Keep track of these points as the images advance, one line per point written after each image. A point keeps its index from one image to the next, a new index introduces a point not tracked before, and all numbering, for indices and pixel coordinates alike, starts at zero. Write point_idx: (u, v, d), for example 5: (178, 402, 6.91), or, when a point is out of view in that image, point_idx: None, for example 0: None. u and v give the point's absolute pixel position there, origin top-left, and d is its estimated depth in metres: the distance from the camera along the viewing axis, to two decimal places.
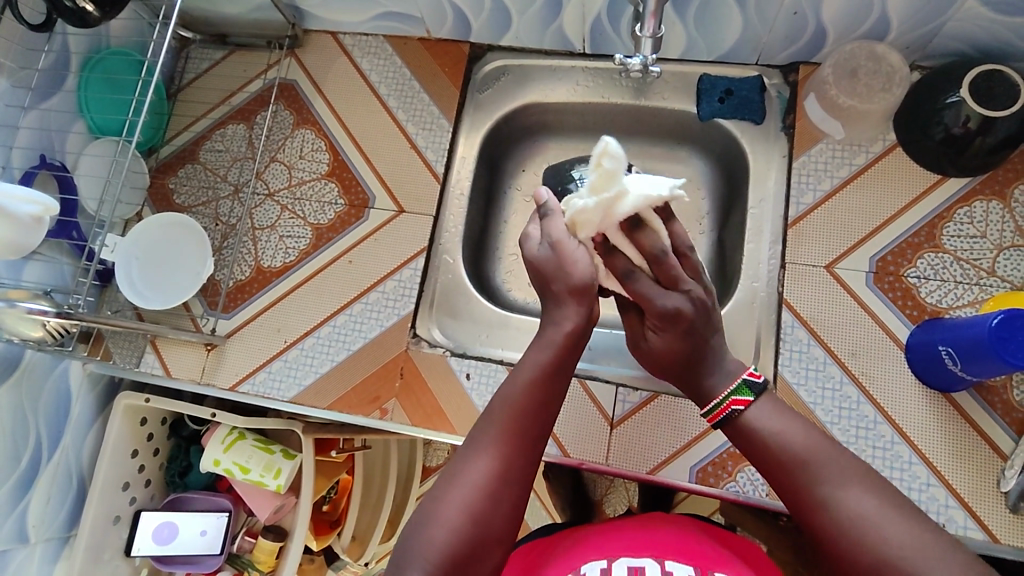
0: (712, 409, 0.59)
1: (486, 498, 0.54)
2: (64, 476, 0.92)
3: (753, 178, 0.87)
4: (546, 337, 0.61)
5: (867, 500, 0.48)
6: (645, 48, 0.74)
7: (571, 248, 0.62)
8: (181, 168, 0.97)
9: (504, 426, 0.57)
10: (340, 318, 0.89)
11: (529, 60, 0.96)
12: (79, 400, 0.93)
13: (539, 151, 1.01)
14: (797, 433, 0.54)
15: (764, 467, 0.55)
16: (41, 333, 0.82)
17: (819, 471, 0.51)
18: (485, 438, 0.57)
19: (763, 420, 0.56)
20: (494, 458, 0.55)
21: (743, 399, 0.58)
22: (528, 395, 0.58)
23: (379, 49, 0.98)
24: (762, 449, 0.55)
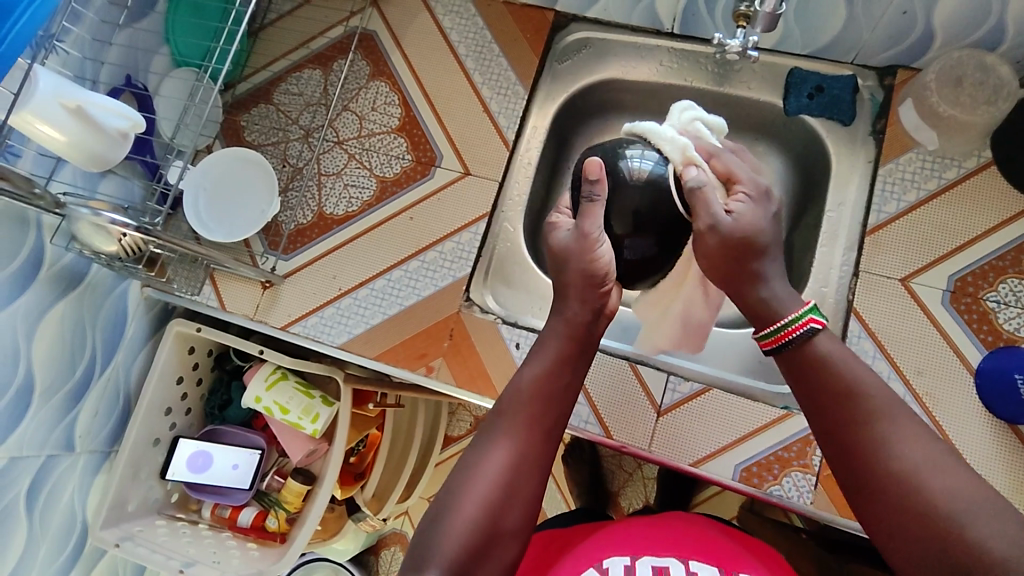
0: (777, 330, 0.57)
1: (502, 488, 0.56)
2: (112, 393, 0.95)
3: (835, 180, 0.84)
4: (555, 330, 0.66)
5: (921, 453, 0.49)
6: (760, 24, 0.70)
7: (597, 244, 0.66)
8: (254, 106, 0.98)
9: (520, 418, 0.60)
10: (396, 273, 0.89)
11: (613, 35, 0.94)
12: (134, 320, 0.96)
13: (610, 130, 1.00)
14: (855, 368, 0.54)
15: (822, 406, 0.54)
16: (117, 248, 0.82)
17: (883, 412, 0.51)
18: (500, 424, 0.60)
19: (825, 349, 0.55)
20: (508, 448, 0.58)
21: (818, 319, 0.56)
22: (540, 390, 0.62)
23: (462, 8, 0.97)
24: (826, 387, 0.54)
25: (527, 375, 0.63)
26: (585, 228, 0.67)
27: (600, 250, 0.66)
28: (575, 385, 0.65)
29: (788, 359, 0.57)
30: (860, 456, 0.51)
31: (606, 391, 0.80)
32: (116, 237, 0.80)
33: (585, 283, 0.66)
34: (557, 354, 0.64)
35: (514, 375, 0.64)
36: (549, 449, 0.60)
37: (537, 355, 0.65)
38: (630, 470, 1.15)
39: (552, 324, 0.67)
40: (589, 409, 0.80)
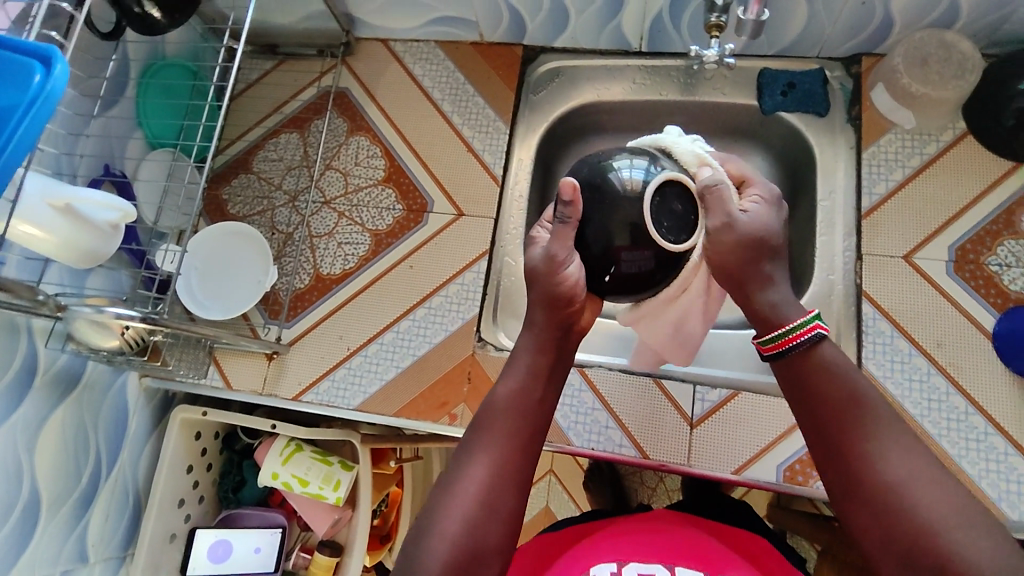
0: (784, 333, 0.52)
1: (484, 504, 0.52)
2: (121, 493, 0.90)
3: (822, 169, 0.85)
4: (525, 343, 0.62)
5: (910, 465, 0.46)
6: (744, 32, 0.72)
7: (570, 266, 0.60)
8: (235, 178, 0.97)
9: (498, 431, 0.56)
10: (404, 323, 0.87)
11: (583, 60, 0.97)
12: (136, 413, 0.92)
13: (592, 152, 1.00)
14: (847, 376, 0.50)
15: (815, 412, 0.51)
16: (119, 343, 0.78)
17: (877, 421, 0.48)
18: (478, 439, 0.56)
19: (830, 355, 0.52)
20: (489, 463, 0.54)
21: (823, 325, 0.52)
22: (516, 400, 0.58)
23: (431, 54, 0.99)
24: (823, 392, 0.51)
25: (504, 387, 0.59)
26: (553, 250, 0.60)
27: (571, 270, 0.60)
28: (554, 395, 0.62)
29: (787, 365, 0.53)
30: (847, 463, 0.48)
31: (636, 412, 0.79)
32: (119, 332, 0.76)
33: (552, 301, 0.60)
34: (534, 363, 0.61)
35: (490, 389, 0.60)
36: (530, 463, 0.56)
37: (511, 366, 0.61)
38: (652, 485, 1.12)
39: (524, 334, 0.63)
40: (621, 432, 0.78)
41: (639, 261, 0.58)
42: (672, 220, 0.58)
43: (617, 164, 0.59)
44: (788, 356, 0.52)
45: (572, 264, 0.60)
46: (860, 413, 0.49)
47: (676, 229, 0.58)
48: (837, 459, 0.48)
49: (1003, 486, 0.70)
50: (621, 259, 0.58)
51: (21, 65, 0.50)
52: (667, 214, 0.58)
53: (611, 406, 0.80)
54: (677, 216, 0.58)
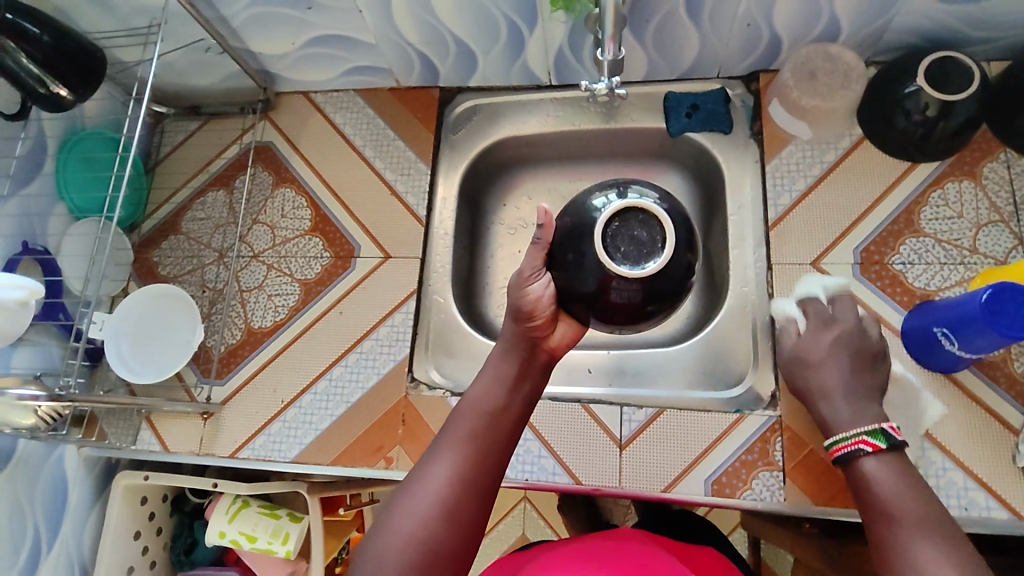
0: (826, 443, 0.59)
1: (440, 506, 0.54)
2: (65, 568, 0.89)
3: (730, 186, 0.87)
4: (495, 354, 0.64)
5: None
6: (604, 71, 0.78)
7: (535, 283, 0.62)
8: (164, 240, 0.98)
9: (462, 437, 0.59)
10: (336, 370, 0.89)
11: (498, 98, 0.99)
12: (77, 484, 0.91)
13: (517, 183, 1.02)
14: (902, 500, 0.53)
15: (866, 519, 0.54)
16: (34, 420, 0.82)
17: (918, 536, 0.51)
18: (443, 444, 0.59)
19: (875, 471, 0.55)
20: (450, 467, 0.56)
21: (872, 441, 0.56)
22: (483, 408, 0.60)
23: (351, 103, 1.02)
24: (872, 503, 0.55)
25: (471, 397, 0.61)
26: (522, 268, 0.63)
27: (535, 286, 0.62)
28: (525, 408, 0.63)
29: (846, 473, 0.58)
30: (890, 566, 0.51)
31: (568, 439, 0.80)
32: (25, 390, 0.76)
33: (515, 315, 0.63)
34: (502, 374, 0.63)
35: (461, 397, 0.63)
36: (492, 471, 0.58)
37: (483, 375, 0.64)
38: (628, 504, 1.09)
39: (496, 347, 0.65)
40: (553, 459, 0.79)
41: (627, 291, 0.57)
42: (632, 247, 0.57)
43: (594, 202, 0.58)
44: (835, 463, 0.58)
45: (539, 282, 0.62)
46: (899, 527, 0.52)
47: (637, 255, 0.57)
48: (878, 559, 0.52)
49: (923, 481, 0.72)
50: (611, 287, 0.57)
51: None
52: (626, 239, 0.57)
53: (543, 435, 0.80)
54: (637, 242, 0.57)
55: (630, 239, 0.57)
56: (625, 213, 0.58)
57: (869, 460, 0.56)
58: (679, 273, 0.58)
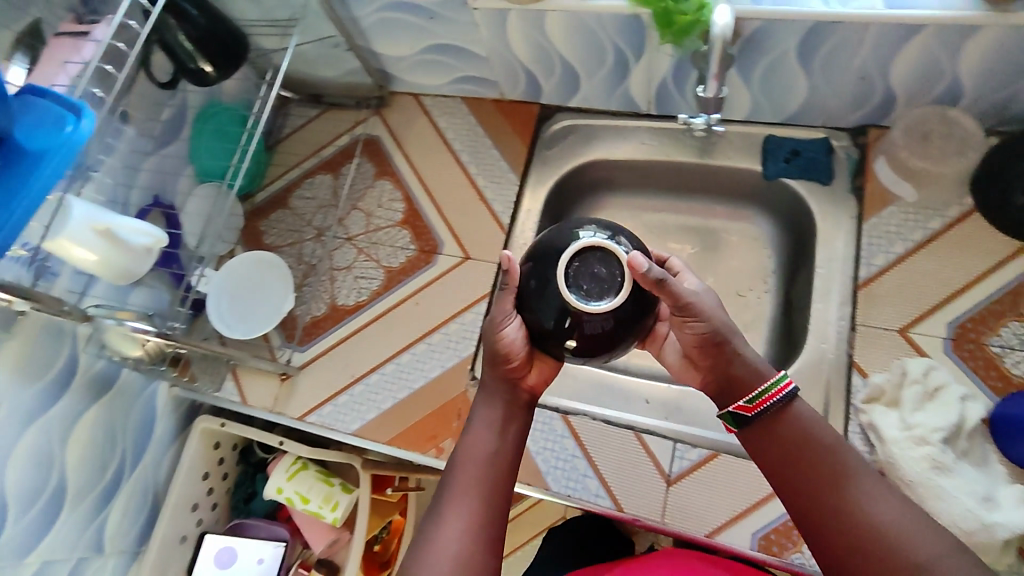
0: (759, 395, 0.60)
1: (457, 565, 0.57)
2: (141, 492, 0.98)
3: (821, 239, 0.85)
4: (482, 404, 0.67)
5: (894, 509, 0.55)
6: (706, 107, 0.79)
7: (510, 327, 0.65)
8: (273, 213, 1.07)
9: (462, 491, 0.61)
10: (405, 356, 0.94)
11: (595, 120, 1.01)
12: (163, 419, 1.01)
13: (602, 206, 1.05)
14: (821, 429, 0.59)
15: (801, 472, 0.58)
16: (141, 352, 0.89)
17: (852, 475, 0.57)
18: (444, 501, 0.61)
19: (805, 412, 0.61)
20: (460, 523, 0.59)
21: (788, 383, 0.61)
22: (480, 458, 0.63)
23: (456, 109, 1.07)
24: (800, 449, 0.59)
25: (466, 448, 0.64)
26: (495, 312, 0.66)
27: (508, 329, 0.65)
28: (518, 448, 0.66)
29: (755, 431, 0.62)
30: (837, 514, 0.56)
31: (616, 463, 0.80)
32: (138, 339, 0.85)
33: (492, 360, 0.66)
34: (491, 422, 0.66)
35: (454, 449, 0.65)
36: (496, 517, 0.61)
37: (474, 425, 0.66)
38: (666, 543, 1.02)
39: (480, 395, 0.68)
40: (598, 481, 0.80)
41: (597, 323, 0.60)
42: (593, 284, 0.61)
43: (578, 234, 0.62)
44: (767, 415, 0.61)
45: (511, 324, 0.65)
46: (836, 470, 0.57)
47: (597, 291, 0.61)
48: (821, 510, 0.56)
49: None
50: (582, 321, 0.61)
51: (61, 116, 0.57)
52: (588, 277, 0.61)
53: (591, 455, 0.81)
54: (599, 279, 0.61)
55: (589, 275, 0.61)
56: (585, 253, 0.61)
57: (796, 401, 0.61)
58: (638, 310, 0.62)
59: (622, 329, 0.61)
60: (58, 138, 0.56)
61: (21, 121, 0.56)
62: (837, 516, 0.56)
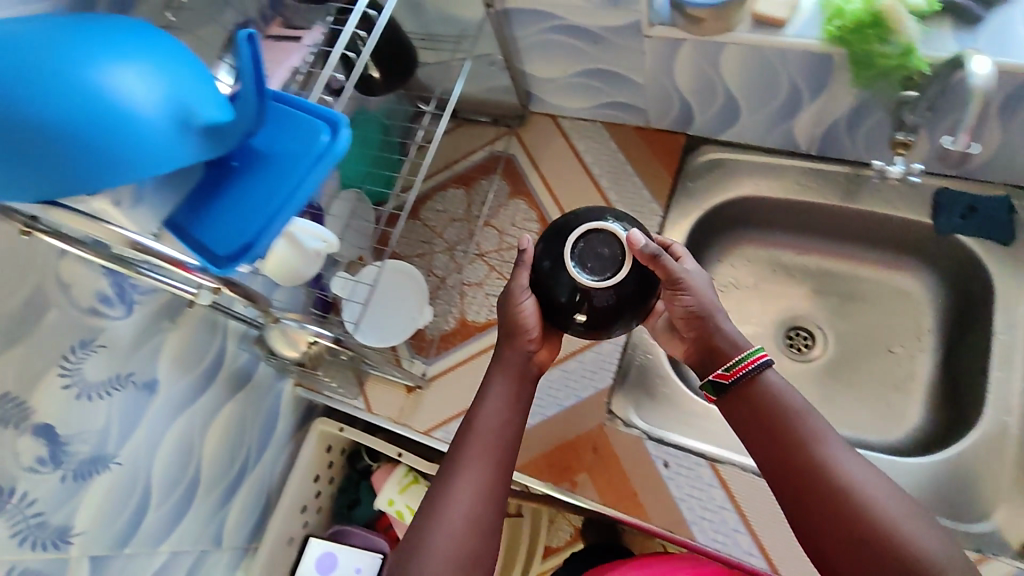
0: (734, 364, 0.65)
1: (472, 518, 0.63)
2: (258, 489, 0.99)
3: (1004, 301, 0.83)
4: (496, 376, 0.72)
5: (863, 469, 0.59)
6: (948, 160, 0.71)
7: (528, 304, 0.71)
8: (403, 222, 1.08)
9: (468, 453, 0.66)
10: (537, 382, 0.91)
11: (744, 155, 0.98)
12: (284, 418, 1.01)
13: (740, 244, 1.03)
14: (801, 399, 0.64)
15: (768, 436, 0.63)
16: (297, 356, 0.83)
17: (820, 439, 0.61)
18: (450, 462, 0.66)
19: (776, 380, 0.65)
20: (473, 482, 0.65)
21: (762, 356, 0.65)
22: (496, 426, 0.68)
23: (596, 133, 1.06)
24: (770, 414, 0.63)
25: (482, 417, 0.69)
26: (513, 286, 0.72)
27: (524, 303, 0.71)
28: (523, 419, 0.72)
29: (730, 397, 0.66)
30: (810, 477, 0.60)
31: (768, 518, 0.78)
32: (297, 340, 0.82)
33: (513, 332, 0.72)
34: (506, 394, 0.71)
35: (466, 417, 0.70)
36: (505, 477, 0.67)
37: (486, 395, 0.71)
38: None
39: (493, 368, 0.73)
40: (750, 538, 0.78)
41: (607, 296, 0.66)
42: (598, 263, 0.67)
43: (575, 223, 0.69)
44: (741, 382, 0.65)
45: (524, 296, 0.71)
46: (820, 438, 0.61)
47: (600, 269, 0.67)
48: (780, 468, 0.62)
49: None
50: (591, 295, 0.66)
51: (312, 125, 0.50)
52: (593, 256, 0.67)
53: (740, 508, 0.79)
54: (602, 258, 0.67)
55: (582, 252, 0.68)
56: (589, 236, 0.68)
57: (769, 370, 0.66)
58: (642, 286, 0.67)
59: (630, 307, 0.67)
60: (310, 150, 0.49)
61: (271, 131, 0.50)
62: (812, 481, 0.60)
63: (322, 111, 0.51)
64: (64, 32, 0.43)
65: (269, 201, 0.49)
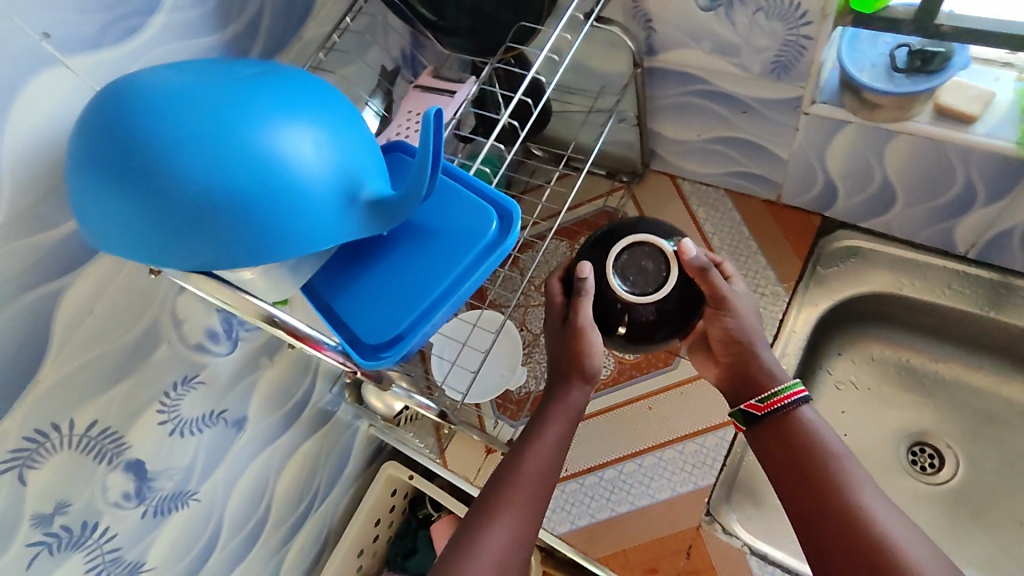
0: (771, 396, 0.59)
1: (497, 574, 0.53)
2: (319, 529, 0.95)
3: None
4: (553, 412, 0.61)
5: (894, 520, 0.51)
6: None
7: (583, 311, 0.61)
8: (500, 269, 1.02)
9: (507, 496, 0.56)
10: (629, 465, 0.85)
11: (887, 248, 0.89)
12: (354, 458, 0.97)
13: (866, 341, 0.93)
14: (830, 438, 0.56)
15: (800, 479, 0.55)
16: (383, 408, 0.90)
17: (860, 487, 0.53)
18: (486, 504, 0.56)
19: (811, 418, 0.58)
20: (505, 532, 0.55)
21: (799, 392, 0.59)
22: (541, 470, 0.58)
23: (718, 201, 0.99)
24: (810, 454, 0.56)
25: (529, 456, 0.59)
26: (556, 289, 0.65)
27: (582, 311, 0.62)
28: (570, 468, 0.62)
29: (768, 429, 0.59)
30: (840, 523, 0.52)
31: None
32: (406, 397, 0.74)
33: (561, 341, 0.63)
34: (558, 435, 0.60)
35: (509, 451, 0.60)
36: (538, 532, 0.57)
37: (537, 430, 0.61)
38: None
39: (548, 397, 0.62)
40: None
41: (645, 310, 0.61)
42: (640, 276, 0.62)
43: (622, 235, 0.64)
44: (773, 416, 0.59)
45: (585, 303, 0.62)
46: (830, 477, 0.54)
47: (643, 283, 0.62)
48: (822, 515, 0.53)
49: None
50: (632, 309, 0.61)
51: (481, 210, 0.46)
52: (635, 270, 0.63)
53: None
54: (644, 272, 0.62)
55: (627, 265, 0.63)
56: (632, 249, 0.63)
57: (805, 407, 0.59)
58: (685, 304, 0.62)
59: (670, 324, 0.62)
60: (475, 237, 0.45)
61: (435, 206, 0.47)
62: (847, 529, 0.51)
63: (494, 198, 0.48)
64: (251, 83, 0.40)
65: (425, 283, 0.45)
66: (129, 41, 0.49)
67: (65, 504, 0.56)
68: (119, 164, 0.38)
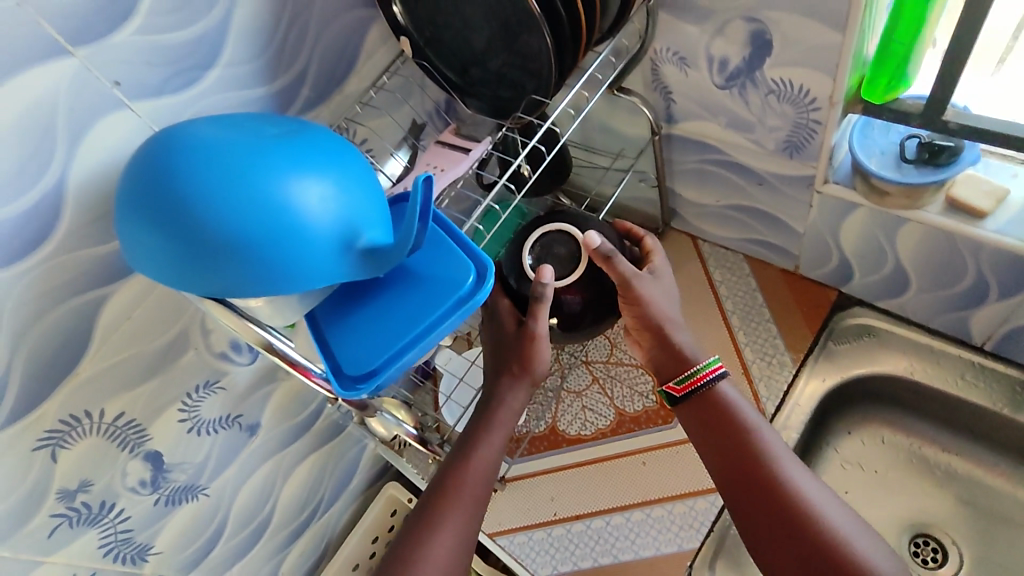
0: (688, 376, 0.67)
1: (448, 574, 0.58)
2: (318, 538, 1.00)
3: None
4: (494, 421, 0.65)
5: (814, 484, 0.60)
6: None
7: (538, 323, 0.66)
8: None
9: (449, 500, 0.60)
10: (615, 517, 0.86)
11: (901, 329, 0.88)
12: (359, 474, 1.02)
13: (874, 421, 0.91)
14: (748, 411, 0.65)
15: (730, 456, 0.63)
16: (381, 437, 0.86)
17: (780, 455, 0.62)
18: (430, 508, 0.60)
19: (730, 393, 0.66)
20: (451, 534, 0.59)
21: (715, 367, 0.66)
22: (483, 474, 0.62)
23: (735, 265, 1.00)
24: (737, 430, 0.63)
25: (470, 464, 0.62)
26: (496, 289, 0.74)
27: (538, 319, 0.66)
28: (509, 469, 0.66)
29: (695, 406, 0.66)
30: (770, 492, 0.60)
31: None
32: (399, 421, 0.77)
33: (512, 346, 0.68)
34: (498, 443, 0.64)
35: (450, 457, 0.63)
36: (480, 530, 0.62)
37: (476, 438, 0.64)
38: None
39: (487, 402, 0.66)
40: None
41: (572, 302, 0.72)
42: (556, 263, 0.73)
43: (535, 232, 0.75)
44: (695, 396, 0.66)
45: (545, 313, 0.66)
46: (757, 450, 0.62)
47: (562, 270, 0.73)
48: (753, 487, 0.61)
49: None
50: (562, 299, 0.72)
51: (462, 264, 0.51)
52: (551, 257, 0.74)
53: None
54: (559, 258, 0.74)
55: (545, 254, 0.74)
56: (547, 238, 0.74)
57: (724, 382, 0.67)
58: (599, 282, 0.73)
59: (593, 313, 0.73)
60: (454, 287, 0.50)
61: (424, 254, 0.52)
62: (774, 498, 0.59)
63: (475, 256, 0.52)
64: (271, 142, 0.47)
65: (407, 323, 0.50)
66: (186, 90, 0.57)
67: (88, 482, 0.63)
68: (156, 207, 0.44)
